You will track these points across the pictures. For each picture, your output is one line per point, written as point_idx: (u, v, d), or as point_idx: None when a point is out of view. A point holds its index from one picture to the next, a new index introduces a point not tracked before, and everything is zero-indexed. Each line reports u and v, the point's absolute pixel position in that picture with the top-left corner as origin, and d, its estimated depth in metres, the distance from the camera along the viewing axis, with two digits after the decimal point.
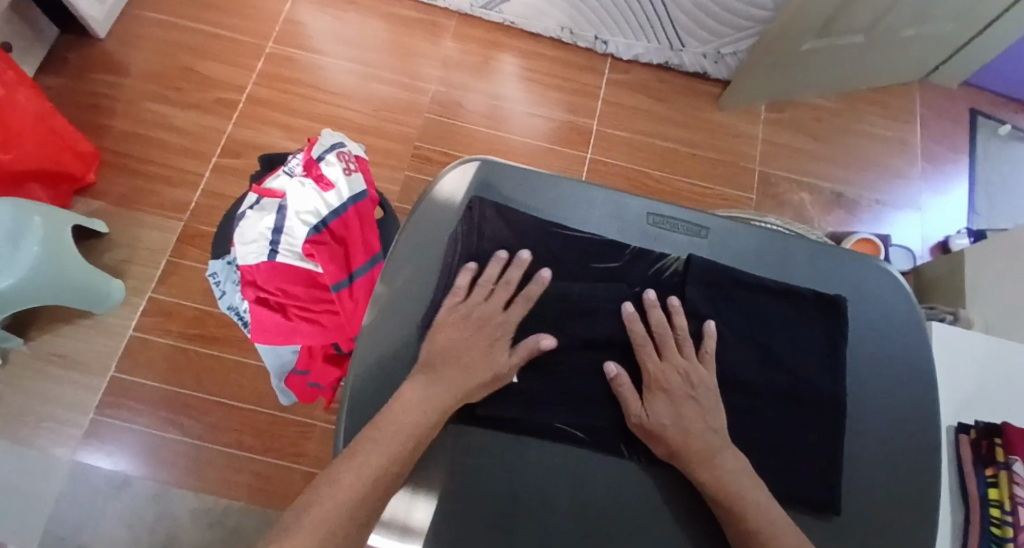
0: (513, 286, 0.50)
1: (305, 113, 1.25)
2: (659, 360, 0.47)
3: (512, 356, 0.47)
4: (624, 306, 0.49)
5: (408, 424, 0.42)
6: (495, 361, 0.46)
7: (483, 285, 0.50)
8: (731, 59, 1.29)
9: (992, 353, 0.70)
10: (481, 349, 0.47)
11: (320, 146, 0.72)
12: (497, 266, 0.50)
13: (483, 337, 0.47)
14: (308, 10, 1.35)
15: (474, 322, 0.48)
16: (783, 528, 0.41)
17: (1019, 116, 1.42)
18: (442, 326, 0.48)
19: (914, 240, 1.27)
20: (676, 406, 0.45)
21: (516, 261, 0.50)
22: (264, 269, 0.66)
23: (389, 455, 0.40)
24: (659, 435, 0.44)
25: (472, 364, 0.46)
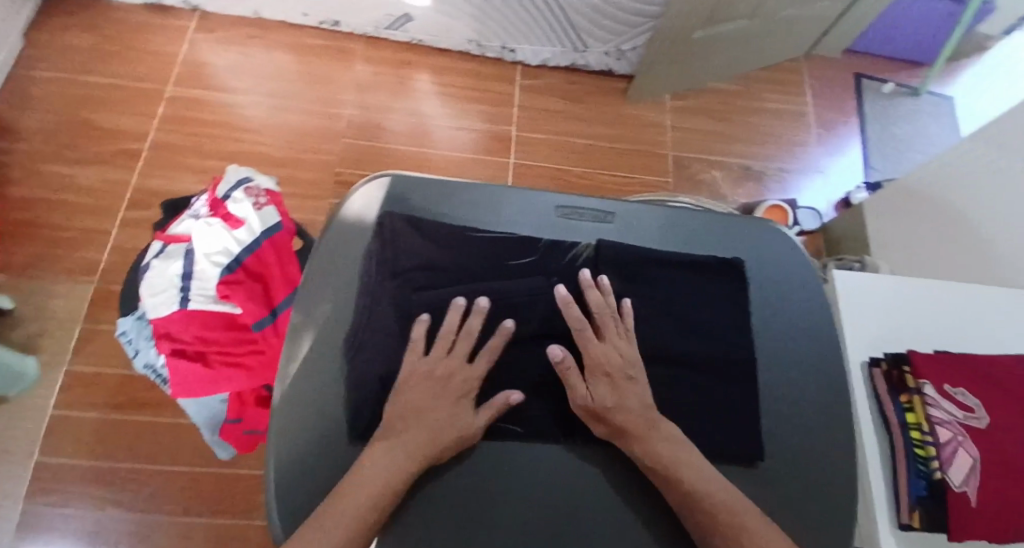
0: (474, 336, 0.48)
1: (216, 153, 1.21)
2: (600, 343, 0.48)
3: (480, 415, 0.45)
4: (557, 290, 0.50)
5: (410, 439, 0.43)
6: (463, 420, 0.45)
7: (445, 335, 0.48)
8: (632, 54, 1.35)
9: (894, 290, 0.78)
10: (447, 408, 0.45)
11: (225, 185, 0.71)
12: (455, 316, 0.48)
13: (450, 393, 0.46)
14: (206, 49, 1.31)
15: (439, 381, 0.46)
16: (728, 495, 0.42)
17: (897, 75, 1.56)
18: (406, 387, 0.45)
19: (819, 202, 1.36)
20: (619, 389, 0.47)
21: (475, 309, 0.48)
22: (178, 319, 0.63)
23: (394, 463, 0.41)
24: (607, 419, 0.45)
25: (441, 426, 0.44)
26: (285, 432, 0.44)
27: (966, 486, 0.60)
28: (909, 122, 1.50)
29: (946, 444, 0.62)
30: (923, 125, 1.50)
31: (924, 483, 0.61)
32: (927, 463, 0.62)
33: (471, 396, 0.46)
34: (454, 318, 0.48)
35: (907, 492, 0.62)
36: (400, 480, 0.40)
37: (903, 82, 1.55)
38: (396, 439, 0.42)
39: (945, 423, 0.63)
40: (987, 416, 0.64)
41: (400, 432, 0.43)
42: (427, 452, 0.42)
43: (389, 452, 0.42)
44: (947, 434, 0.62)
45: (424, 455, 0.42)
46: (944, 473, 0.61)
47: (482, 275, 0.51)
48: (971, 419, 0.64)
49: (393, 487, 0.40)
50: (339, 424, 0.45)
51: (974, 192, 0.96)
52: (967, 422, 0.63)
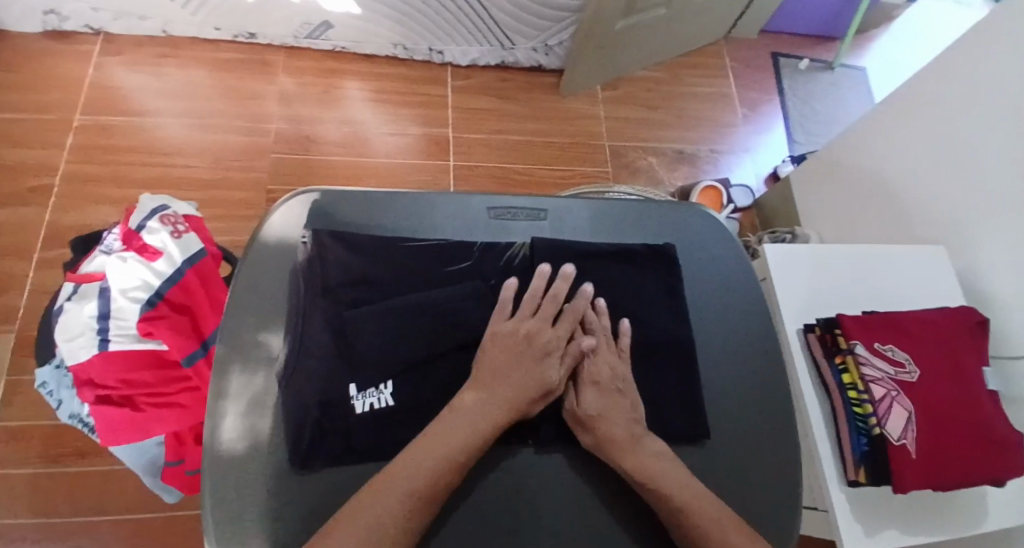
0: (558, 301, 0.51)
1: (137, 180, 1.14)
2: (594, 355, 0.49)
3: (562, 369, 0.48)
4: (569, 298, 0.51)
5: (500, 393, 0.44)
6: (548, 376, 0.46)
7: (536, 300, 0.50)
8: (559, 49, 1.37)
9: (821, 257, 0.83)
10: (530, 366, 0.46)
11: (139, 214, 0.67)
12: (539, 281, 0.51)
13: (535, 349, 0.47)
14: (114, 71, 1.23)
15: (525, 340, 0.47)
16: (686, 484, 0.43)
17: (811, 52, 1.64)
18: (493, 344, 0.47)
19: (750, 178, 1.42)
20: (606, 397, 0.46)
21: (562, 274, 0.51)
22: (98, 363, 0.59)
23: (485, 416, 0.42)
24: (590, 427, 0.45)
25: (529, 377, 0.46)
26: (222, 473, 0.41)
27: (904, 439, 0.64)
28: (826, 94, 1.58)
29: (880, 399, 0.66)
30: (839, 97, 1.58)
31: (865, 439, 0.65)
32: (865, 420, 0.66)
33: (555, 354, 0.48)
34: (538, 283, 0.51)
35: (850, 449, 0.66)
36: (490, 432, 0.42)
37: (817, 57, 1.63)
38: (488, 391, 0.44)
39: (878, 379, 0.67)
40: (916, 368, 0.69)
41: (493, 383, 0.44)
42: (514, 404, 0.44)
43: (481, 404, 0.43)
44: (882, 390, 0.66)
45: (513, 409, 0.44)
46: (882, 427, 0.64)
47: (417, 283, 0.50)
48: (902, 373, 0.68)
49: (481, 440, 0.41)
50: (278, 456, 0.42)
51: (891, 158, 1.02)
52: (898, 376, 0.68)
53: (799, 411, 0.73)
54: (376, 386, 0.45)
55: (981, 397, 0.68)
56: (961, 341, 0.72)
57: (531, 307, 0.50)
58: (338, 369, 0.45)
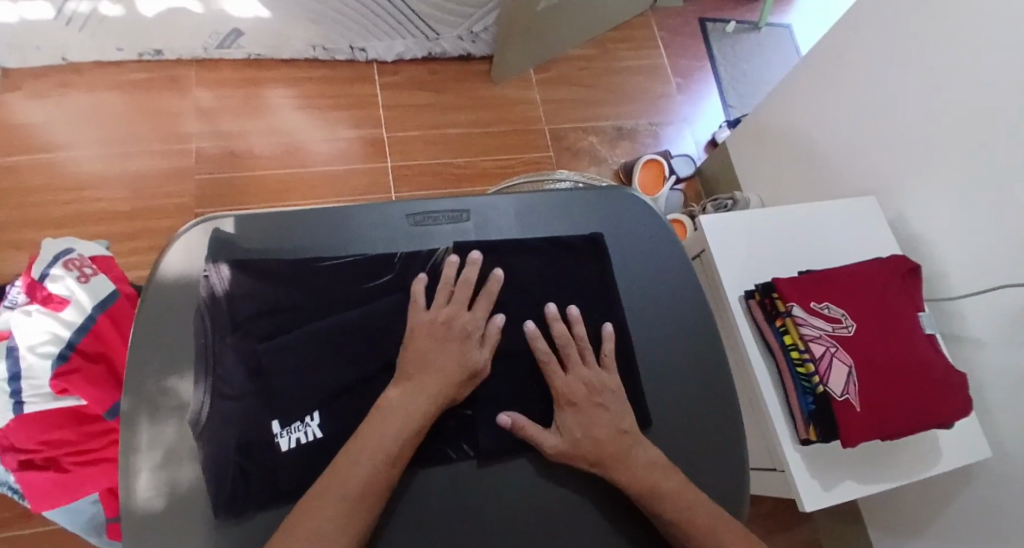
0: (473, 284, 0.51)
1: (56, 220, 1.07)
2: (564, 374, 0.49)
3: (486, 350, 0.48)
4: (490, 278, 0.51)
5: (426, 383, 0.44)
6: (472, 359, 0.47)
7: (448, 288, 0.50)
8: (486, 35, 1.34)
9: (755, 222, 0.84)
10: (455, 349, 0.46)
11: (40, 263, 0.64)
12: (448, 270, 0.51)
13: (455, 335, 0.47)
14: (11, 106, 1.14)
15: (445, 327, 0.47)
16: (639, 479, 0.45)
17: (737, 14, 1.65)
18: (413, 336, 0.46)
19: (690, 147, 1.43)
20: (585, 417, 0.47)
21: (470, 260, 0.52)
22: (15, 428, 0.56)
23: (413, 408, 0.42)
24: (573, 454, 0.45)
25: (455, 363, 0.46)
26: (160, 522, 0.41)
27: (847, 394, 0.65)
28: (755, 55, 1.60)
29: (821, 357, 0.67)
30: (767, 57, 1.60)
31: (811, 398, 0.67)
32: (809, 380, 0.68)
33: (476, 337, 0.48)
34: (447, 271, 0.51)
35: (799, 409, 0.69)
36: (419, 421, 0.42)
37: (743, 19, 1.65)
38: (411, 384, 0.44)
39: (816, 338, 0.69)
40: (853, 323, 0.70)
41: (416, 374, 0.44)
42: (441, 395, 0.44)
43: (407, 397, 0.43)
44: (821, 348, 0.68)
45: (437, 396, 0.44)
46: (825, 385, 0.66)
47: (333, 301, 0.49)
48: (839, 329, 0.70)
49: (413, 431, 0.42)
50: (203, 510, 0.41)
51: (816, 114, 1.05)
52: (836, 333, 0.70)
53: (748, 376, 0.75)
54: (302, 420, 0.44)
55: (919, 341, 0.70)
56: (892, 288, 0.74)
57: (445, 294, 0.50)
58: (262, 407, 0.44)
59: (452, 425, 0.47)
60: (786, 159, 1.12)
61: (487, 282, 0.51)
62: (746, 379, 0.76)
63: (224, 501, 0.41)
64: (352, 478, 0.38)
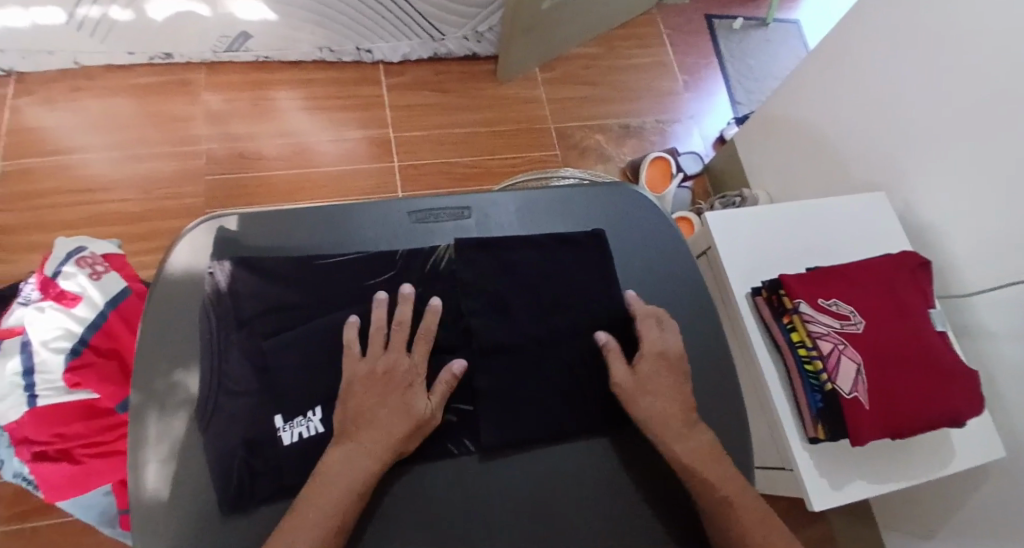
0: (407, 324, 0.48)
1: (71, 222, 1.09)
2: (660, 331, 0.52)
3: (432, 397, 0.45)
4: (431, 307, 0.49)
5: (367, 440, 0.42)
6: (418, 409, 0.44)
7: (381, 331, 0.47)
8: (491, 34, 1.35)
9: (761, 218, 0.84)
10: (398, 400, 0.44)
11: (53, 261, 0.66)
12: (379, 310, 0.48)
13: (396, 386, 0.45)
14: (27, 112, 1.17)
15: (384, 379, 0.44)
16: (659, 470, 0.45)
17: (743, 10, 1.64)
18: (350, 392, 0.44)
19: (697, 144, 1.43)
20: (662, 369, 0.50)
21: (401, 297, 0.48)
22: (29, 421, 0.57)
23: (356, 469, 0.41)
24: (638, 398, 0.48)
25: (395, 418, 0.43)
26: (170, 514, 0.41)
27: (855, 391, 0.65)
28: (763, 51, 1.59)
29: (829, 354, 0.67)
30: (774, 52, 1.59)
31: (819, 396, 0.67)
32: (817, 377, 0.67)
33: (419, 383, 0.46)
34: (378, 313, 0.48)
35: (807, 406, 0.68)
36: (363, 482, 0.40)
37: (750, 15, 1.64)
38: (353, 444, 0.42)
39: (824, 334, 0.68)
40: (861, 320, 0.70)
41: (356, 432, 0.42)
42: (387, 451, 0.42)
43: (349, 457, 0.41)
44: (829, 345, 0.67)
45: (385, 451, 0.42)
46: (833, 383, 0.66)
47: (336, 299, 0.50)
48: (848, 325, 0.69)
49: (357, 493, 0.40)
50: (210, 504, 0.42)
51: (823, 109, 1.04)
52: (844, 329, 0.69)
53: (755, 372, 0.74)
54: (305, 414, 0.44)
55: (931, 337, 0.69)
56: (902, 282, 0.73)
57: (379, 340, 0.46)
58: (271, 402, 0.45)
59: (455, 421, 0.48)
60: (794, 155, 1.11)
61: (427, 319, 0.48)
62: (752, 375, 0.76)
63: (229, 500, 0.41)
64: (342, 484, 0.40)
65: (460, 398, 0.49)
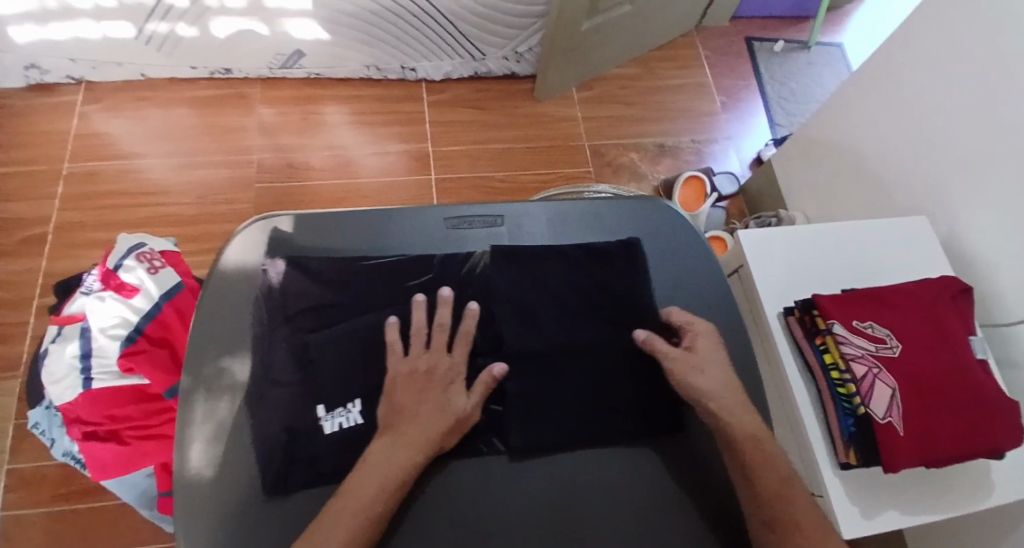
0: (447, 327, 0.50)
1: (129, 222, 1.17)
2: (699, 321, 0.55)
3: (470, 395, 0.48)
4: (467, 309, 0.51)
5: (410, 433, 0.45)
6: (455, 407, 0.47)
7: (424, 332, 0.50)
8: (530, 55, 1.38)
9: (797, 238, 0.82)
10: (437, 398, 0.47)
11: (116, 254, 0.70)
12: (417, 314, 0.50)
13: (436, 384, 0.48)
14: (98, 119, 1.26)
15: (425, 375, 0.47)
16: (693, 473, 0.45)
17: (786, 33, 1.63)
18: (394, 387, 0.47)
19: (734, 165, 1.42)
20: (710, 347, 0.53)
21: (441, 301, 0.51)
22: (84, 402, 0.61)
23: (397, 459, 0.43)
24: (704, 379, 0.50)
25: (435, 414, 0.46)
26: (208, 494, 0.43)
27: (889, 416, 0.63)
28: (805, 74, 1.57)
29: (863, 377, 0.65)
30: (817, 75, 1.57)
31: (853, 420, 0.65)
32: (850, 401, 0.65)
33: (458, 382, 0.49)
34: (417, 316, 0.50)
35: (839, 430, 0.66)
36: (405, 472, 0.43)
37: (793, 38, 1.63)
38: (395, 435, 0.44)
39: (859, 357, 0.66)
40: (898, 343, 0.67)
41: (400, 425, 0.45)
42: (427, 445, 0.44)
43: (392, 447, 0.44)
44: (863, 368, 0.66)
45: (425, 445, 0.44)
46: (868, 407, 0.64)
47: (376, 299, 0.52)
48: (884, 349, 0.67)
49: (398, 480, 0.42)
50: (243, 486, 0.44)
51: (866, 131, 1.02)
52: (880, 353, 0.67)
53: (785, 394, 0.73)
54: (344, 406, 0.47)
55: (973, 365, 0.67)
56: (943, 307, 0.71)
57: (422, 339, 0.49)
58: (307, 394, 0.47)
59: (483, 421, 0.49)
60: (835, 178, 1.09)
61: (465, 322, 0.51)
62: (783, 398, 0.74)
63: (268, 488, 0.43)
64: (385, 471, 0.42)
65: (491, 399, 0.50)
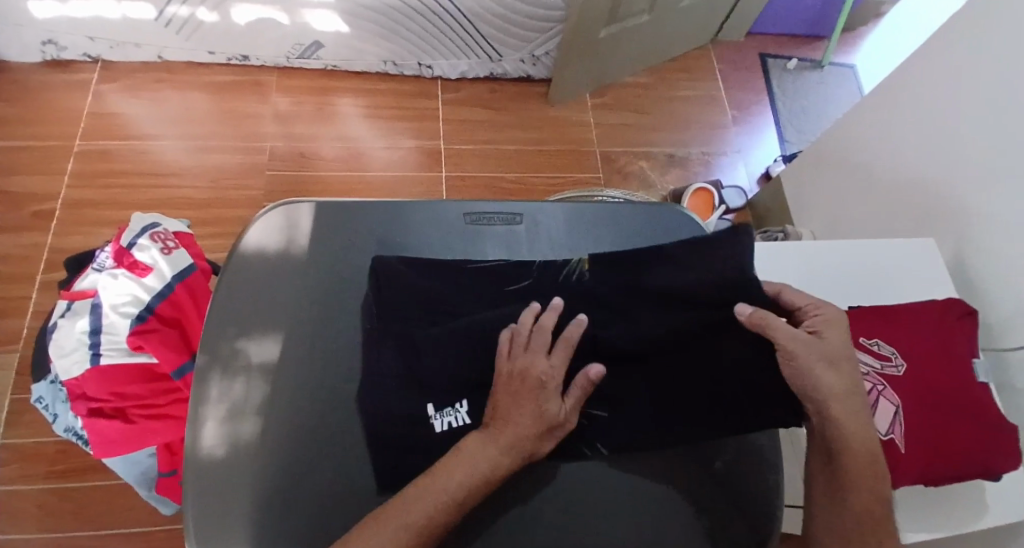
0: (548, 330, 0.46)
1: (138, 202, 1.17)
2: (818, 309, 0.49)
3: (565, 401, 0.44)
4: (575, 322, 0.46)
5: (503, 435, 0.41)
6: (551, 413, 0.43)
7: (529, 336, 0.45)
8: (547, 58, 1.39)
9: (807, 253, 0.83)
10: (532, 403, 0.42)
11: (130, 233, 0.70)
12: (526, 316, 0.46)
13: (528, 388, 0.43)
14: (112, 98, 1.26)
15: (519, 379, 0.43)
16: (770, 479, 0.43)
17: (799, 51, 1.65)
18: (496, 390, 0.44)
19: (743, 179, 1.42)
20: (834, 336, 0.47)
21: (550, 308, 0.47)
22: (91, 378, 0.62)
23: (486, 456, 0.40)
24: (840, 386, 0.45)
25: (530, 416, 0.42)
26: (218, 472, 0.44)
27: (892, 432, 0.63)
28: (816, 92, 1.58)
29: (867, 393, 0.66)
30: (828, 94, 1.59)
31: None
32: None
33: (554, 387, 0.44)
34: (526, 319, 0.46)
35: None
36: (494, 472, 0.40)
37: (806, 57, 1.64)
38: (487, 434, 0.42)
39: (864, 373, 0.67)
40: (903, 362, 0.68)
41: (498, 424, 0.42)
42: (519, 451, 0.41)
43: (482, 444, 0.41)
44: (868, 384, 0.66)
45: (516, 447, 0.41)
46: (871, 422, 0.64)
47: (475, 298, 0.53)
48: (889, 367, 0.68)
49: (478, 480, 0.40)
50: (251, 467, 0.44)
51: (877, 150, 1.03)
52: (884, 370, 0.68)
53: None
54: (453, 405, 0.46)
55: (978, 387, 0.67)
56: (951, 329, 0.71)
57: (524, 341, 0.45)
58: (325, 381, 0.48)
59: (584, 424, 0.48)
60: (844, 195, 1.10)
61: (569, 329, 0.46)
62: None
63: (276, 474, 0.44)
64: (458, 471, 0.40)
65: (592, 403, 0.49)
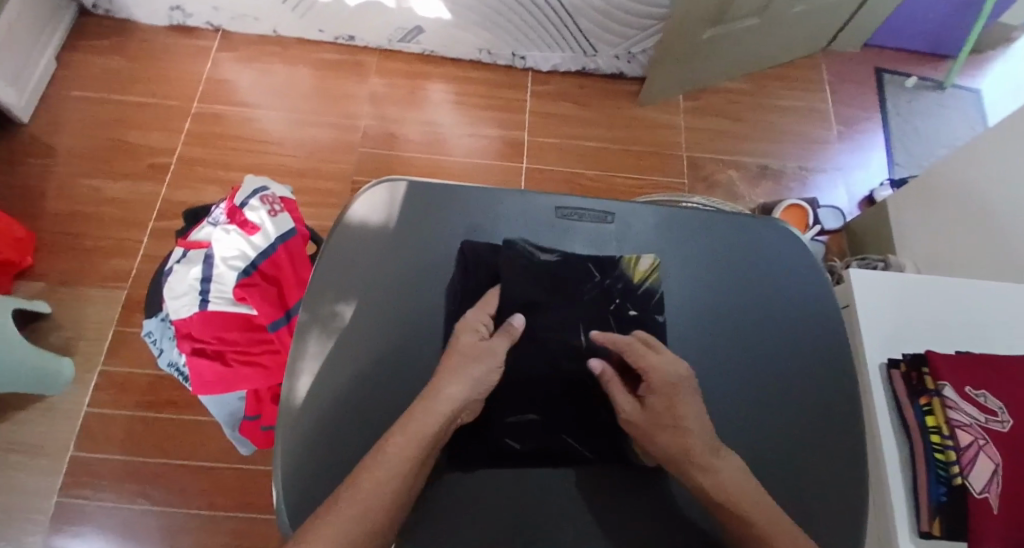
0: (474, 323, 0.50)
1: (240, 165, 1.25)
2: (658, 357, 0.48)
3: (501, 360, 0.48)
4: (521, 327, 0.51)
5: (448, 392, 0.45)
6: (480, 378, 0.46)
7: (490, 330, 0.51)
8: (642, 57, 1.36)
9: (912, 288, 0.77)
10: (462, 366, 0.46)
11: (241, 193, 0.74)
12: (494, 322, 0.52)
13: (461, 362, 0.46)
14: (227, 66, 1.36)
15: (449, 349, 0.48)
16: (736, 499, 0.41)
17: (921, 69, 1.52)
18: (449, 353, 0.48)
19: (841, 200, 1.34)
20: (670, 395, 0.46)
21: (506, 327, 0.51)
22: (198, 320, 0.68)
23: (428, 418, 0.43)
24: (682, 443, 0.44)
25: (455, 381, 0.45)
26: (308, 421, 0.47)
27: (988, 492, 0.57)
28: (934, 115, 1.46)
29: (967, 447, 0.59)
30: (949, 118, 1.45)
31: (944, 489, 0.59)
32: (947, 469, 0.59)
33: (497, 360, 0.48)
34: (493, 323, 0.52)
35: (926, 497, 0.60)
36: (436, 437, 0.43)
37: (928, 75, 1.51)
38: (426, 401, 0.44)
39: (966, 426, 0.60)
40: (1011, 418, 0.61)
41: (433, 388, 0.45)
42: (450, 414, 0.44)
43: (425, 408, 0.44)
44: (968, 437, 0.59)
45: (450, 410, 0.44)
46: (965, 479, 0.58)
47: (551, 291, 0.55)
48: (994, 422, 0.60)
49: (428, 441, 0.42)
50: (338, 420, 0.47)
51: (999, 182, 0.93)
52: (989, 425, 0.60)
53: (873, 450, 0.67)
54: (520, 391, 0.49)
55: None
56: None
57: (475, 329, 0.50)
58: (412, 353, 0.51)
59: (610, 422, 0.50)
60: (955, 228, 1.01)
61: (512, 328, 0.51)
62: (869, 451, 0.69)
63: (358, 429, 0.47)
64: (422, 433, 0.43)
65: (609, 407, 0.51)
